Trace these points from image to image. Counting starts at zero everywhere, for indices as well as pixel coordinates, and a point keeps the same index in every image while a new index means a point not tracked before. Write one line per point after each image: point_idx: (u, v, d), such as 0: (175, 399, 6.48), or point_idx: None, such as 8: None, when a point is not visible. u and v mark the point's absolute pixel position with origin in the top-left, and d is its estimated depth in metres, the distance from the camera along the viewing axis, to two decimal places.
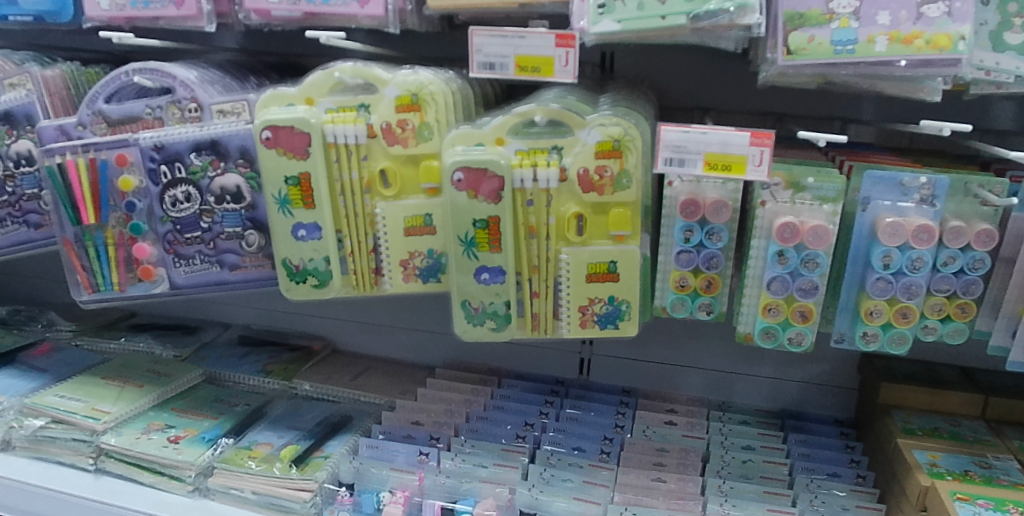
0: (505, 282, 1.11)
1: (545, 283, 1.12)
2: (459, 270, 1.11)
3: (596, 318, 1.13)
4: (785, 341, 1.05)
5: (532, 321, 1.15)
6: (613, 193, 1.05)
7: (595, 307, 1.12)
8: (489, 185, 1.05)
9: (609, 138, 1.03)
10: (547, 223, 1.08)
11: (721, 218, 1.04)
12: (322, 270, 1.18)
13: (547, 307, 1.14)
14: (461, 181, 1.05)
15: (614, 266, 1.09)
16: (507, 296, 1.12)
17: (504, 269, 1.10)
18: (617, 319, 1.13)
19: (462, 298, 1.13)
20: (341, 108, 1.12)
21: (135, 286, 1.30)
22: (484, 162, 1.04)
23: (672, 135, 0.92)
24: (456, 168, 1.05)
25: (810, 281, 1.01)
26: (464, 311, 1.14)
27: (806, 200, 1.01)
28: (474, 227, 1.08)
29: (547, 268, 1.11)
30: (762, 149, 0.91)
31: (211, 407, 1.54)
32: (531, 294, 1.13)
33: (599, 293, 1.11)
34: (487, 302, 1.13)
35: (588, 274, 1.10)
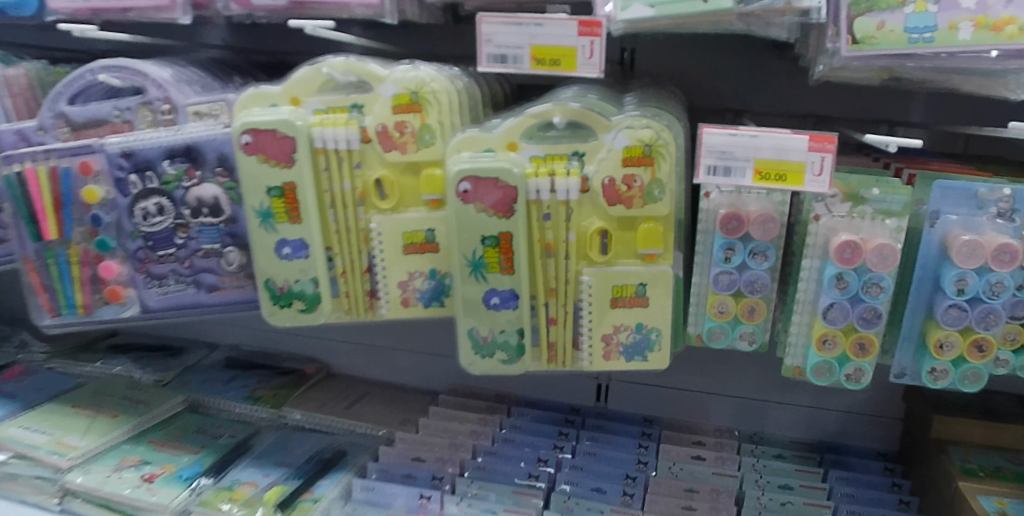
0: (519, 308, 0.97)
1: (564, 310, 0.98)
2: (465, 295, 0.97)
3: (622, 348, 0.99)
4: (843, 379, 0.90)
5: (549, 352, 1.01)
6: (643, 205, 0.91)
7: (621, 335, 0.98)
8: (502, 197, 0.91)
9: (639, 143, 0.89)
10: (568, 240, 0.94)
11: (768, 235, 0.90)
12: (309, 293, 1.03)
13: (566, 336, 1.00)
14: (467, 192, 0.92)
15: (643, 289, 0.95)
16: (521, 324, 0.98)
17: (516, 294, 0.96)
18: (646, 350, 0.99)
19: (470, 326, 0.99)
20: (331, 109, 0.99)
21: (101, 309, 1.16)
22: (495, 171, 0.90)
23: (716, 139, 0.78)
24: (462, 178, 0.91)
25: (873, 308, 0.86)
26: (471, 341, 1.00)
27: (865, 214, 0.87)
28: (483, 245, 0.94)
29: (566, 291, 0.97)
30: (824, 155, 0.76)
31: (192, 439, 1.40)
32: (548, 321, 0.99)
33: (625, 320, 0.98)
34: (497, 331, 0.99)
35: (614, 298, 0.96)
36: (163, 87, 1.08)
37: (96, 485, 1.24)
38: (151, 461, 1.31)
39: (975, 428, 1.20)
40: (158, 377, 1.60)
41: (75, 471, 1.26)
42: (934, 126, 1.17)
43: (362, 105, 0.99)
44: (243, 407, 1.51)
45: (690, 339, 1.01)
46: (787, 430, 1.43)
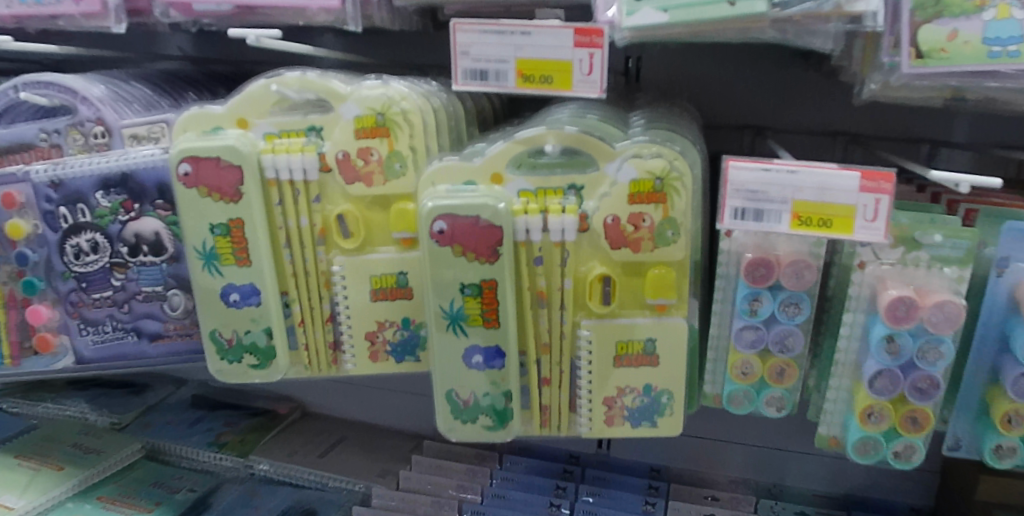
0: (505, 368, 0.81)
1: (559, 368, 0.82)
2: (440, 351, 0.81)
3: (628, 413, 0.83)
4: (889, 457, 0.74)
5: (542, 416, 0.85)
6: (653, 248, 0.77)
7: (626, 398, 0.83)
8: (485, 239, 0.75)
9: (648, 176, 0.74)
10: (564, 288, 0.79)
11: (802, 283, 0.75)
12: (262, 346, 0.89)
13: (561, 398, 0.84)
14: (443, 233, 0.76)
15: (652, 345, 0.80)
16: (507, 386, 0.82)
17: (502, 350, 0.80)
18: (656, 415, 0.83)
19: (447, 387, 0.83)
20: (285, 133, 0.85)
21: (32, 360, 1.01)
22: (476, 208, 0.75)
23: (745, 175, 0.63)
24: (437, 216, 0.75)
25: (929, 376, 0.70)
26: (449, 406, 0.83)
27: (920, 261, 0.72)
28: (462, 294, 0.78)
29: (562, 347, 0.81)
30: (879, 197, 0.62)
31: (146, 495, 1.25)
32: (540, 381, 0.83)
33: (632, 380, 0.82)
34: (479, 393, 0.83)
35: (618, 356, 0.81)
36: (97, 107, 0.94)
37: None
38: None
39: None
40: (114, 419, 1.45)
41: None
42: (985, 146, 1.02)
43: (320, 127, 0.84)
44: (205, 453, 1.35)
45: (706, 399, 0.86)
46: (814, 481, 1.24)
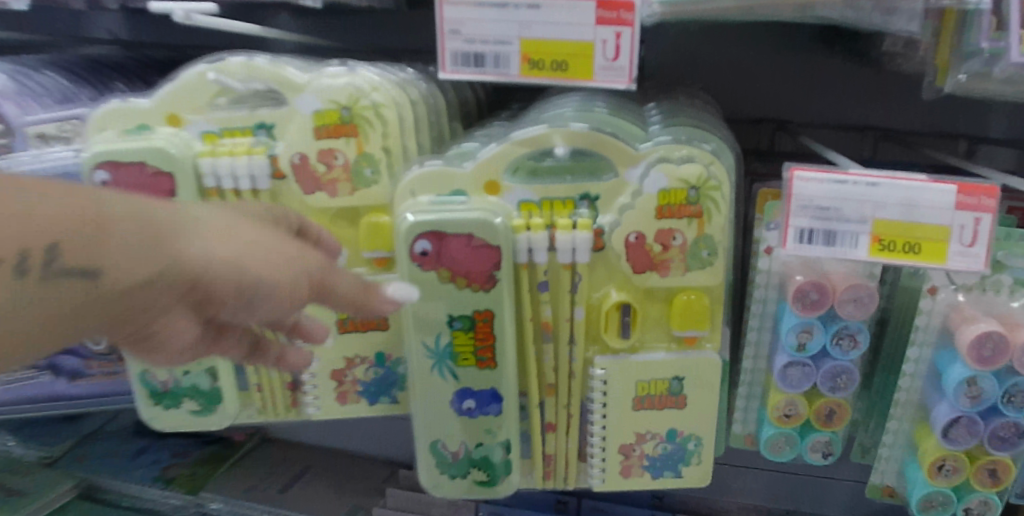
0: (503, 414, 0.67)
1: (568, 413, 0.69)
2: (424, 396, 0.67)
3: (647, 463, 0.70)
4: (959, 513, 0.62)
5: (545, 467, 0.71)
6: (684, 272, 0.64)
7: (646, 446, 0.69)
8: (481, 262, 0.61)
9: (682, 184, 0.61)
10: (575, 318, 0.65)
11: (860, 312, 0.62)
12: (205, 390, 0.75)
13: (569, 446, 0.70)
14: (427, 255, 0.62)
15: (679, 383, 0.67)
16: (504, 435, 0.68)
17: (499, 393, 0.66)
18: (681, 463, 0.70)
19: (433, 437, 0.69)
20: (229, 132, 0.70)
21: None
22: (468, 224, 0.61)
23: (816, 188, 0.50)
24: (418, 234, 0.61)
25: (1014, 423, 0.58)
26: (435, 458, 0.70)
27: (1002, 288, 0.59)
28: (450, 329, 0.64)
29: (570, 388, 0.68)
30: (979, 215, 0.49)
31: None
32: (544, 427, 0.69)
33: (654, 425, 0.69)
34: (471, 443, 0.69)
35: (638, 398, 0.67)
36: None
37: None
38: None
39: None
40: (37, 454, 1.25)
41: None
42: None
43: (271, 125, 0.69)
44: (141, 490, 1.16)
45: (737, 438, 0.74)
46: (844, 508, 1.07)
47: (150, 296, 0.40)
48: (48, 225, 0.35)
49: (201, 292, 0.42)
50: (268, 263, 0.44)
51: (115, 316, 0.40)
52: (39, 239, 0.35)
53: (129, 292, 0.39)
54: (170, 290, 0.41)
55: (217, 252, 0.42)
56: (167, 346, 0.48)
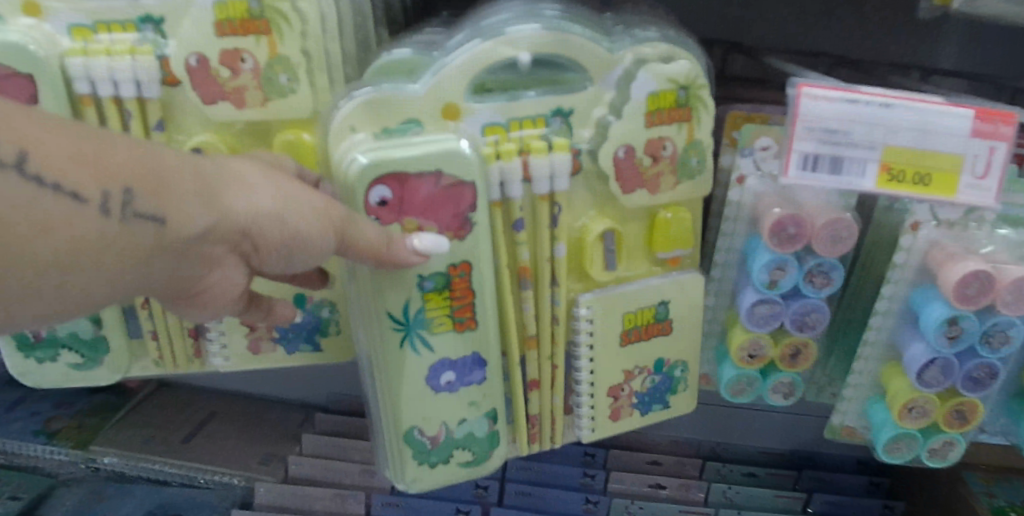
0: (487, 380, 0.57)
1: (552, 365, 0.60)
2: (392, 375, 0.54)
3: (637, 400, 0.64)
4: (923, 455, 0.61)
5: (530, 431, 0.62)
6: (674, 185, 0.58)
7: (634, 383, 0.63)
8: (454, 205, 0.50)
9: (670, 86, 0.55)
10: (556, 258, 0.56)
11: (839, 248, 0.57)
12: (89, 338, 0.63)
13: (554, 402, 0.61)
14: (386, 204, 0.49)
15: (665, 308, 0.62)
16: (490, 404, 0.58)
17: (481, 355, 0.56)
18: (669, 394, 0.65)
19: (407, 424, 0.56)
20: (104, 26, 0.56)
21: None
22: (434, 158, 0.49)
23: (822, 108, 0.43)
24: (375, 178, 0.48)
25: (989, 365, 0.56)
26: (411, 449, 0.56)
27: (983, 223, 0.56)
28: (420, 291, 0.52)
29: (554, 336, 0.59)
30: (994, 145, 0.45)
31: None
32: (526, 385, 0.59)
33: (641, 359, 0.63)
34: (452, 423, 0.57)
35: (625, 331, 0.61)
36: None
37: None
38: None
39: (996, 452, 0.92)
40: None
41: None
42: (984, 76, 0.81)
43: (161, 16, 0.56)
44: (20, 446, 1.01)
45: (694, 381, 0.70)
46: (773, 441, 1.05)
47: (198, 243, 0.44)
48: (117, 170, 0.39)
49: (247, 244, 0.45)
50: (304, 217, 0.45)
51: (171, 263, 0.43)
52: (113, 183, 0.39)
53: (182, 239, 0.42)
54: (217, 239, 0.44)
55: (257, 205, 0.45)
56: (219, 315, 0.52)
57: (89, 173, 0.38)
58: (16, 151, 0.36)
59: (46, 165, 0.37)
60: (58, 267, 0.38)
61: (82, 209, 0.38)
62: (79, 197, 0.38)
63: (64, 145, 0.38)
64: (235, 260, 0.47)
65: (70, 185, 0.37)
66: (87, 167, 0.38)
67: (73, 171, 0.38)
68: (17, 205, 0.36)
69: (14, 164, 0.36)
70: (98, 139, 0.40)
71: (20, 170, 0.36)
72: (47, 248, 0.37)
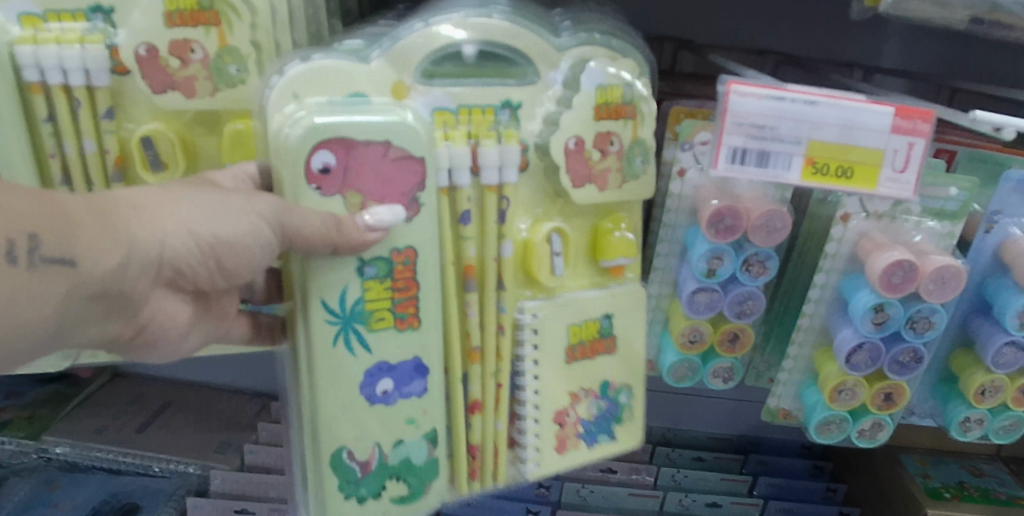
0: (427, 393, 0.53)
1: (496, 383, 0.56)
2: (316, 389, 0.50)
3: (584, 429, 0.61)
4: (853, 435, 0.64)
5: (469, 465, 0.57)
6: (621, 183, 0.57)
7: (580, 408, 0.60)
8: (400, 180, 0.48)
9: (615, 80, 0.55)
10: (503, 258, 0.53)
11: (774, 238, 0.59)
12: None
13: (498, 430, 0.57)
14: (329, 173, 0.46)
15: (609, 323, 0.60)
16: (431, 424, 0.54)
17: (421, 365, 0.52)
18: (614, 423, 0.62)
19: (335, 444, 0.51)
20: (51, 15, 0.55)
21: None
22: (383, 129, 0.47)
23: (751, 104, 0.45)
24: (319, 142, 0.45)
25: (913, 349, 0.59)
26: (337, 476, 0.52)
27: (909, 215, 0.59)
28: (360, 278, 0.48)
29: (498, 352, 0.56)
30: (913, 141, 0.47)
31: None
32: (466, 409, 0.56)
33: (587, 380, 0.60)
34: (384, 448, 0.53)
35: (572, 347, 0.59)
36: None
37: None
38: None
39: (928, 434, 0.97)
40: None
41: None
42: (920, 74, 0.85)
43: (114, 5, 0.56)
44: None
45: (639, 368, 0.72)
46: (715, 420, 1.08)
47: (122, 275, 0.43)
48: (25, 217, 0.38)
49: (168, 266, 0.45)
50: (223, 227, 0.45)
51: (98, 296, 0.43)
52: (17, 232, 0.37)
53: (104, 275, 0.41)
54: (139, 269, 0.44)
55: (169, 225, 0.44)
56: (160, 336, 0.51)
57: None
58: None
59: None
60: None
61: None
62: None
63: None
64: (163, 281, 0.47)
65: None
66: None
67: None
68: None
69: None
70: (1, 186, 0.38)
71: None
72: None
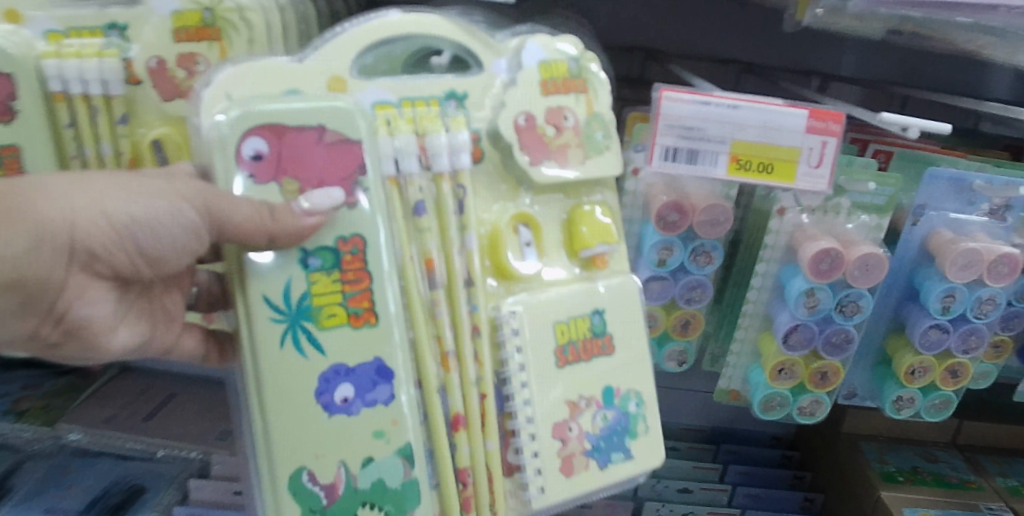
0: (394, 401, 0.51)
1: (478, 394, 0.54)
2: (274, 396, 0.49)
3: (591, 446, 0.57)
4: (794, 412, 0.70)
5: (461, 495, 0.54)
6: (583, 158, 0.58)
7: (584, 420, 0.57)
8: (340, 160, 0.49)
9: (559, 57, 0.59)
10: (469, 251, 0.54)
11: (717, 230, 0.66)
12: None
13: (489, 449, 0.55)
14: (261, 158, 0.48)
15: (601, 319, 0.59)
16: (403, 438, 0.51)
17: (385, 367, 0.50)
18: (628, 437, 0.59)
19: (293, 464, 0.49)
20: (74, 32, 0.63)
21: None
22: (319, 113, 0.49)
23: (681, 109, 0.52)
24: (247, 130, 0.48)
25: (844, 331, 0.66)
26: (300, 504, 0.50)
27: (840, 209, 0.66)
28: (305, 269, 0.49)
29: (477, 356, 0.54)
30: (827, 139, 0.54)
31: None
32: (449, 425, 0.54)
33: (586, 387, 0.57)
34: (355, 465, 0.50)
35: (561, 348, 0.57)
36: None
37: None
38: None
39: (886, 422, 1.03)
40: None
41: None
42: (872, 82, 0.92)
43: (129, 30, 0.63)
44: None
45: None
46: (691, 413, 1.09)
47: (41, 257, 0.47)
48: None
49: (83, 248, 0.48)
50: (128, 207, 0.48)
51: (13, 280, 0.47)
52: None
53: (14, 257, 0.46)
54: (52, 249, 0.47)
55: (80, 207, 0.47)
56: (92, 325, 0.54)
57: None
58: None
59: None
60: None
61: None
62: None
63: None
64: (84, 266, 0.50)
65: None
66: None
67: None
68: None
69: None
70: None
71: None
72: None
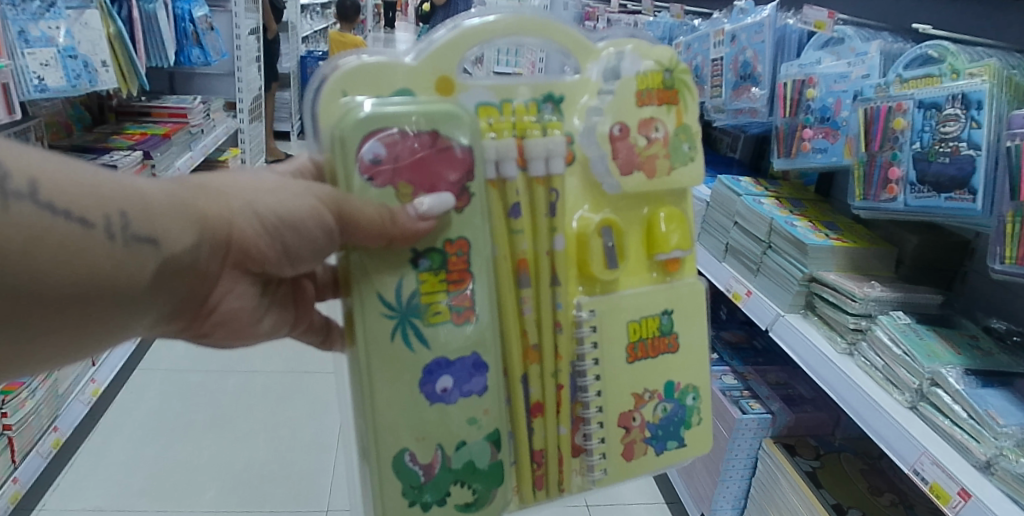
0: (488, 391, 0.50)
1: (557, 385, 0.54)
2: (385, 377, 0.48)
3: (650, 434, 0.58)
4: None
5: (534, 473, 0.54)
6: (670, 170, 0.57)
7: (646, 411, 0.57)
8: (445, 168, 0.48)
9: (656, 67, 0.56)
10: (556, 251, 0.53)
11: None
12: None
13: (561, 434, 0.55)
14: (379, 163, 0.46)
15: (669, 320, 0.58)
16: (493, 424, 0.51)
17: (478, 359, 0.50)
18: (683, 428, 0.59)
19: (396, 446, 0.49)
20: None
21: (833, 272, 1.08)
22: (431, 118, 0.47)
23: None
24: (367, 132, 0.46)
25: None
26: (401, 481, 0.49)
27: None
28: (415, 270, 0.48)
29: (557, 351, 0.54)
30: None
31: (977, 397, 0.81)
32: (528, 411, 0.53)
33: (651, 381, 0.57)
34: (446, 448, 0.50)
35: (631, 345, 0.56)
36: None
37: (872, 434, 0.89)
38: (958, 406, 0.82)
39: None
40: (813, 314, 1.10)
41: (1005, 463, 0.75)
42: None
43: None
44: (992, 326, 0.99)
45: None
46: None
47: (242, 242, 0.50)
48: (110, 198, 0.40)
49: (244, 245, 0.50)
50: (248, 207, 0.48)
51: (176, 281, 0.44)
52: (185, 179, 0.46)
53: (180, 257, 0.43)
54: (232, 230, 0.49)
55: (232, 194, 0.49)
56: (239, 332, 0.53)
57: (93, 203, 0.39)
58: (27, 181, 0.37)
59: (54, 194, 0.37)
60: (82, 300, 0.39)
61: (91, 235, 0.39)
62: (88, 223, 0.38)
63: (67, 176, 0.39)
64: (236, 271, 0.49)
65: (77, 213, 0.38)
66: (88, 196, 0.39)
67: (79, 201, 0.38)
68: (32, 233, 0.36)
69: (26, 193, 0.36)
70: (88, 175, 0.40)
71: (32, 199, 0.36)
72: (62, 279, 0.38)
